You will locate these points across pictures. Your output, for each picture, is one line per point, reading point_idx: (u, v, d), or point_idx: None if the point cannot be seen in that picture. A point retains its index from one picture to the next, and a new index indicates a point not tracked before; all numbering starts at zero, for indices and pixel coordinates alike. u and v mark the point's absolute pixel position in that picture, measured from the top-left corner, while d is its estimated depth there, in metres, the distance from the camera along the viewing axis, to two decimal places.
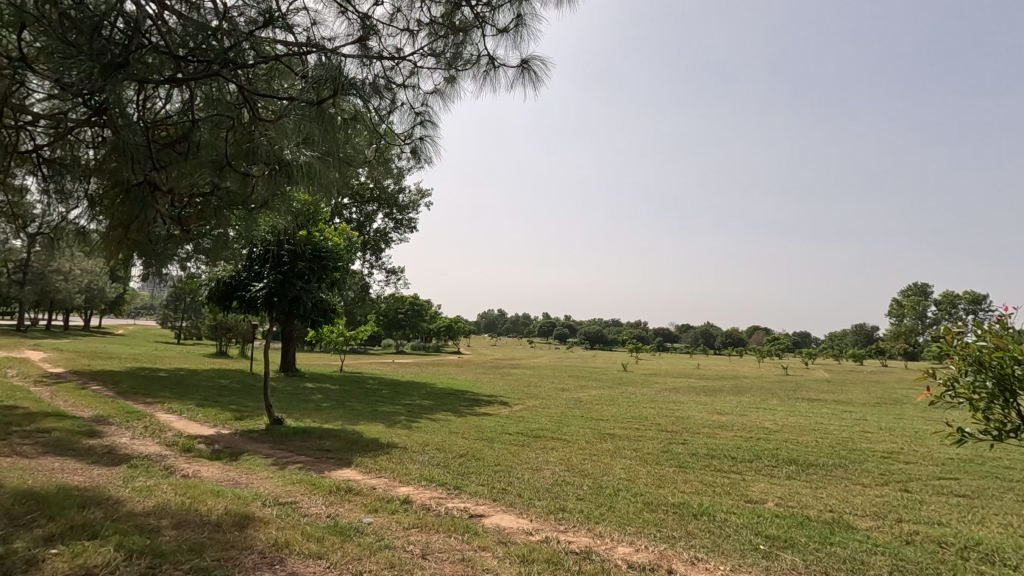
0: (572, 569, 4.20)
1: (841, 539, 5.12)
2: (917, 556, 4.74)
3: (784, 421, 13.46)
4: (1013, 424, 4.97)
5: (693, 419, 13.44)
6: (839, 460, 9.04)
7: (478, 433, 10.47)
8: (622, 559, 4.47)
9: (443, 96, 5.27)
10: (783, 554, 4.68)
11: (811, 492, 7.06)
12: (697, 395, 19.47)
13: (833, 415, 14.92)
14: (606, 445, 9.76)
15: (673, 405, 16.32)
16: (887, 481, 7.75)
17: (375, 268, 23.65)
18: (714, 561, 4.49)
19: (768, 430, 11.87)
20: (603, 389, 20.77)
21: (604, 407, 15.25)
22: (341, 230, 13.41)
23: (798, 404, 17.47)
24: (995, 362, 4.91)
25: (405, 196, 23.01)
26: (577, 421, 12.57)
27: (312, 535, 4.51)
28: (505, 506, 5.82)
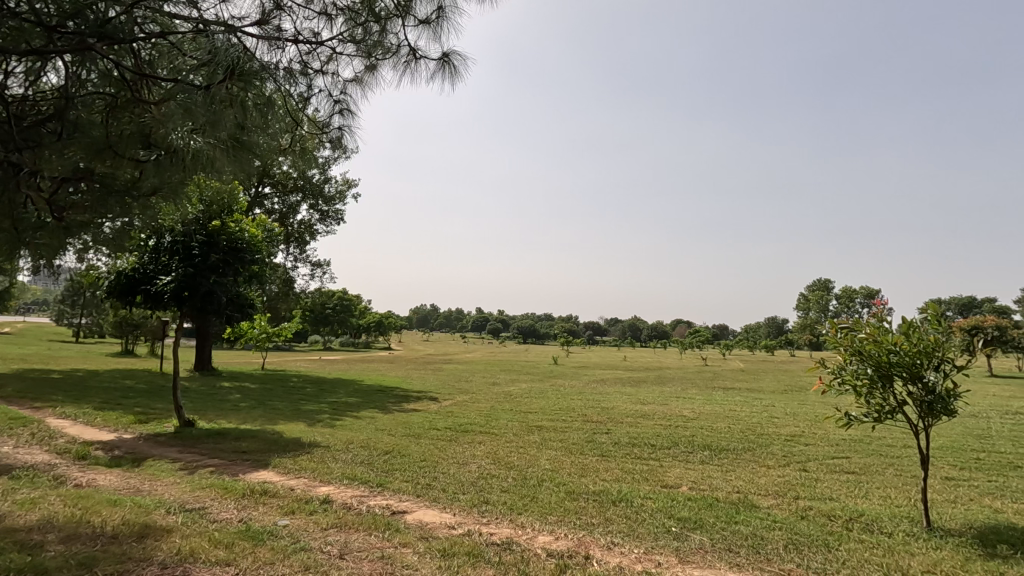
0: (492, 560, 4.25)
1: (745, 517, 5.49)
2: (809, 529, 5.16)
3: (700, 409, 14.20)
4: (889, 407, 5.52)
5: (617, 409, 13.92)
6: (748, 445, 9.66)
7: (406, 429, 10.35)
8: (542, 548, 4.56)
9: (363, 85, 5.14)
10: (692, 535, 4.96)
11: (721, 475, 7.52)
12: (623, 387, 20.14)
13: (745, 402, 15.93)
14: (533, 437, 9.93)
15: (600, 396, 16.77)
16: (788, 462, 8.38)
17: (300, 261, 22.71)
18: (628, 545, 4.68)
19: (685, 418, 12.51)
20: (534, 383, 21.08)
21: (534, 400, 15.46)
22: (261, 221, 12.78)
23: (714, 393, 18.56)
24: (873, 351, 5.47)
25: (331, 186, 22.23)
26: (506, 414, 12.70)
27: (220, 541, 4.29)
28: (429, 501, 5.79)
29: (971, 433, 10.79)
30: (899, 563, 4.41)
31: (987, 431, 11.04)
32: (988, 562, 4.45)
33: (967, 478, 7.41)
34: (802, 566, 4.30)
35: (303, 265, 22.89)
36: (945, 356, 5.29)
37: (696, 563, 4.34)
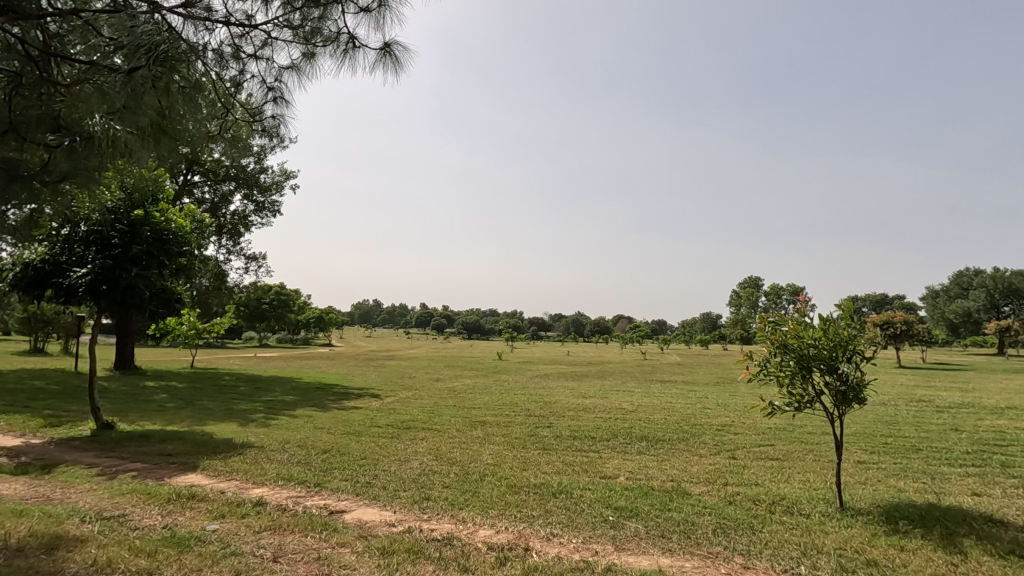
0: (432, 556, 4.24)
1: (678, 504, 5.74)
2: (736, 513, 5.46)
3: (639, 402, 14.69)
4: (808, 396, 5.90)
5: (560, 403, 14.17)
6: (683, 435, 10.07)
7: (345, 427, 10.12)
8: (482, 542, 4.59)
9: (300, 72, 4.96)
10: (627, 523, 5.14)
11: (657, 464, 7.83)
12: (565, 381, 20.50)
13: (680, 395, 16.58)
14: (475, 433, 9.94)
15: (543, 391, 16.99)
16: (719, 451, 8.80)
17: (233, 253, 21.67)
18: (567, 535, 4.79)
19: (624, 411, 12.91)
20: (478, 379, 21.15)
21: (477, 396, 15.47)
22: (190, 213, 12.15)
23: (652, 386, 19.24)
24: (795, 344, 5.85)
25: (267, 176, 21.32)
26: (449, 410, 12.65)
27: (142, 549, 4.06)
28: (368, 499, 5.71)
29: (879, 420, 11.71)
30: (815, 542, 4.74)
31: (893, 418, 12.03)
32: (892, 537, 4.86)
33: (875, 462, 8.05)
34: (729, 549, 4.54)
35: (237, 258, 21.86)
36: (857, 349, 5.72)
37: (631, 550, 4.50)
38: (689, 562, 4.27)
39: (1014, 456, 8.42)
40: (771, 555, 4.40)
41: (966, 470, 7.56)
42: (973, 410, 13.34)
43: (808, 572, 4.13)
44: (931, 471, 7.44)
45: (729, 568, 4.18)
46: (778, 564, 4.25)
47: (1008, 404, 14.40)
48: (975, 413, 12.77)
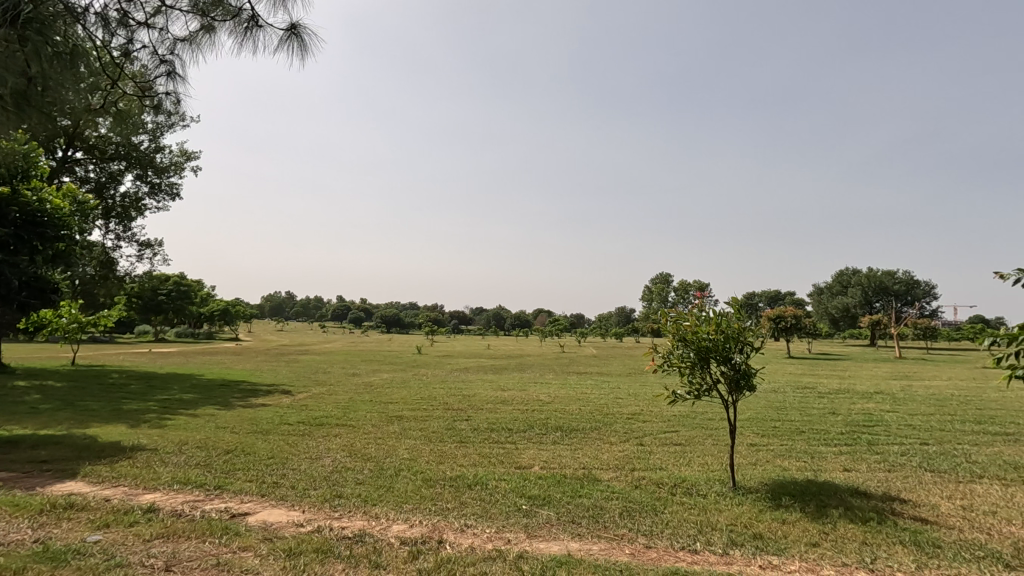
0: (343, 554, 4.14)
1: (588, 490, 5.98)
2: (641, 497, 5.78)
3: (555, 393, 15.10)
4: (705, 385, 6.37)
5: (478, 396, 14.27)
6: (595, 424, 10.48)
7: (252, 425, 9.60)
8: (395, 537, 4.53)
9: (197, 46, 4.61)
10: (540, 511, 5.28)
11: (570, 453, 8.10)
12: (484, 374, 20.61)
13: (595, 386, 17.22)
14: (392, 428, 9.78)
15: (462, 385, 16.97)
16: (628, 438, 9.25)
17: (124, 239, 19.78)
18: (481, 526, 4.85)
19: (541, 402, 13.22)
20: (397, 373, 20.82)
21: (395, 390, 15.19)
22: (70, 192, 10.85)
23: (569, 378, 19.84)
24: (694, 337, 6.27)
25: (164, 155, 19.63)
26: (365, 406, 12.33)
27: (7, 568, 3.63)
28: (275, 500, 5.46)
29: (770, 405, 12.80)
30: (710, 519, 5.13)
31: (782, 403, 13.18)
32: (775, 511, 5.36)
33: (765, 444, 8.79)
34: (633, 530, 4.81)
35: (127, 245, 19.97)
36: (748, 340, 6.25)
37: (542, 537, 4.64)
38: (597, 545, 4.47)
39: (878, 434, 9.53)
40: (671, 534, 4.71)
41: (839, 449, 8.45)
42: (848, 395, 14.90)
43: (702, 547, 4.46)
44: (811, 451, 8.25)
45: (633, 549, 4.42)
46: (677, 542, 4.56)
47: (876, 389, 16.24)
48: (849, 398, 14.27)
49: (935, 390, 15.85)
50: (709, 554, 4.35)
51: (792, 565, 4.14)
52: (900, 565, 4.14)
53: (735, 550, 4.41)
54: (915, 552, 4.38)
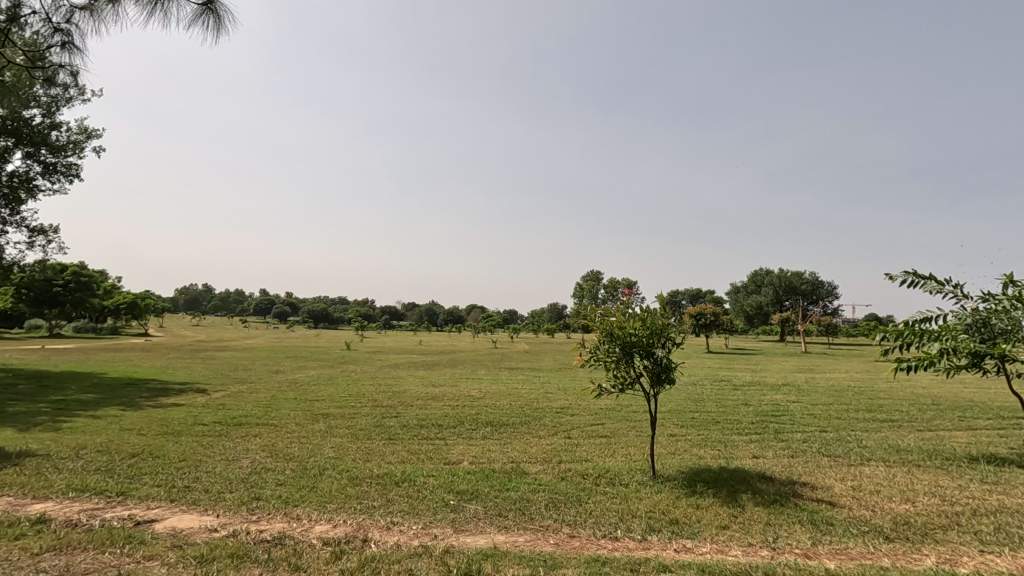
0: (260, 558, 3.97)
1: (515, 483, 6.06)
2: (566, 488, 5.94)
3: (486, 389, 15.18)
4: (629, 379, 6.64)
5: (408, 393, 14.08)
6: (525, 419, 10.64)
7: (162, 427, 8.97)
8: (317, 538, 4.40)
9: (97, 15, 4.23)
10: (467, 505, 5.31)
11: (499, 447, 8.17)
12: (415, 371, 20.34)
13: (526, 381, 17.48)
14: (317, 426, 9.47)
15: (393, 381, 16.65)
16: (556, 432, 9.45)
17: (12, 224, 17.85)
18: (408, 522, 4.81)
19: (472, 398, 13.25)
20: (324, 369, 20.17)
21: (321, 387, 14.68)
22: None
23: (500, 373, 20.02)
24: (619, 332, 6.52)
25: (60, 133, 17.88)
26: (289, 404, 11.84)
27: None
28: (186, 505, 5.14)
29: (690, 398, 13.51)
30: (631, 507, 5.36)
31: (700, 396, 13.93)
32: (690, 498, 5.67)
33: (684, 434, 9.27)
34: (558, 521, 4.93)
35: (16, 230, 18.03)
36: (669, 335, 6.59)
37: (469, 531, 4.66)
38: (522, 537, 4.55)
39: (784, 423, 10.29)
40: (594, 523, 4.88)
41: (749, 437, 9.05)
42: (759, 387, 15.97)
43: (623, 534, 4.65)
44: (725, 440, 8.79)
45: (557, 539, 4.54)
46: (599, 530, 4.73)
47: (783, 381, 17.54)
48: (761, 390, 15.29)
49: (834, 381, 17.29)
50: (629, 540, 4.54)
51: (704, 547, 4.41)
52: (798, 542, 4.50)
53: (653, 536, 4.63)
54: (811, 530, 4.79)
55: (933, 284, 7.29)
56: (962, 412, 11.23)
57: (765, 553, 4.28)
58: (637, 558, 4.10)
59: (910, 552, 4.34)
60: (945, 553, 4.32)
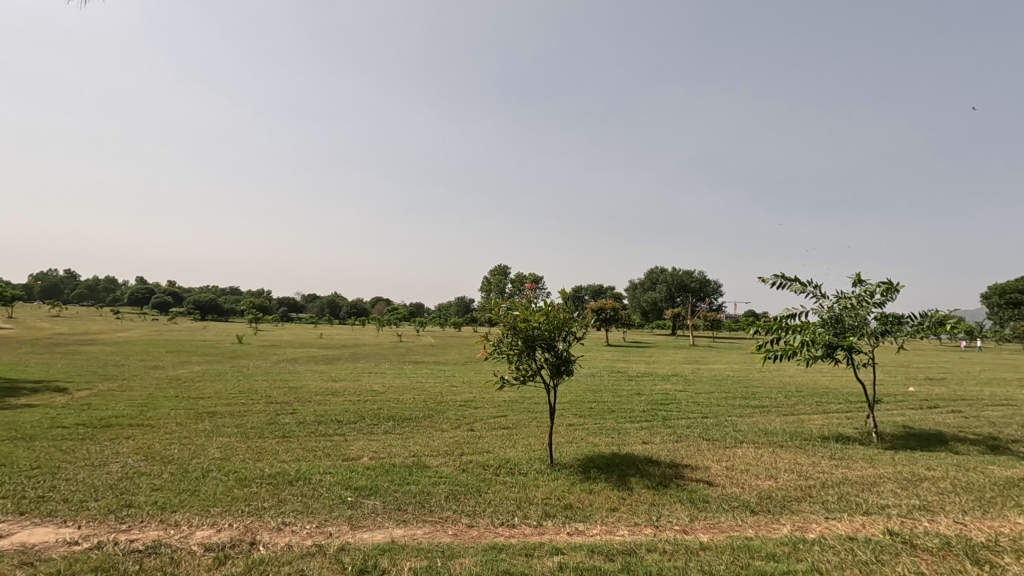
0: (129, 570, 3.64)
1: (415, 477, 6.04)
2: (467, 479, 6.01)
3: (389, 383, 14.91)
4: (530, 371, 6.86)
5: (306, 388, 13.47)
6: (428, 413, 10.58)
7: (9, 431, 7.87)
8: (198, 544, 4.11)
9: None
10: (365, 501, 5.21)
11: (401, 442, 8.07)
12: (314, 365, 19.46)
13: (430, 375, 17.38)
14: (201, 425, 8.79)
15: (288, 376, 15.79)
16: (460, 425, 9.49)
17: None
18: (301, 522, 4.63)
19: (374, 392, 12.95)
20: (211, 364, 18.73)
21: (206, 384, 13.60)
22: None
23: (404, 367, 19.72)
24: (521, 326, 6.69)
25: None
26: (168, 402, 10.86)
27: None
28: (39, 517, 4.57)
29: (588, 389, 14.14)
30: (528, 495, 5.53)
31: (598, 387, 14.58)
32: (584, 483, 5.97)
33: (581, 423, 9.70)
34: (457, 512, 4.99)
35: None
36: (570, 329, 6.88)
37: (366, 527, 4.58)
38: (421, 530, 4.55)
39: (671, 411, 11.11)
40: (492, 512, 4.99)
41: (640, 425, 9.67)
42: (651, 378, 17.05)
43: (520, 521, 4.81)
44: (618, 428, 9.31)
45: (456, 529, 4.59)
46: (497, 519, 4.85)
47: (672, 372, 18.88)
48: (652, 380, 16.36)
49: (716, 372, 18.88)
50: (525, 526, 4.70)
51: (594, 529, 4.66)
52: (678, 519, 4.90)
53: (548, 521, 4.83)
54: (690, 507, 5.23)
55: (797, 285, 8.19)
56: (819, 397, 12.76)
57: (649, 531, 4.62)
58: (532, 544, 4.25)
59: (771, 522, 4.89)
60: (797, 522, 4.92)
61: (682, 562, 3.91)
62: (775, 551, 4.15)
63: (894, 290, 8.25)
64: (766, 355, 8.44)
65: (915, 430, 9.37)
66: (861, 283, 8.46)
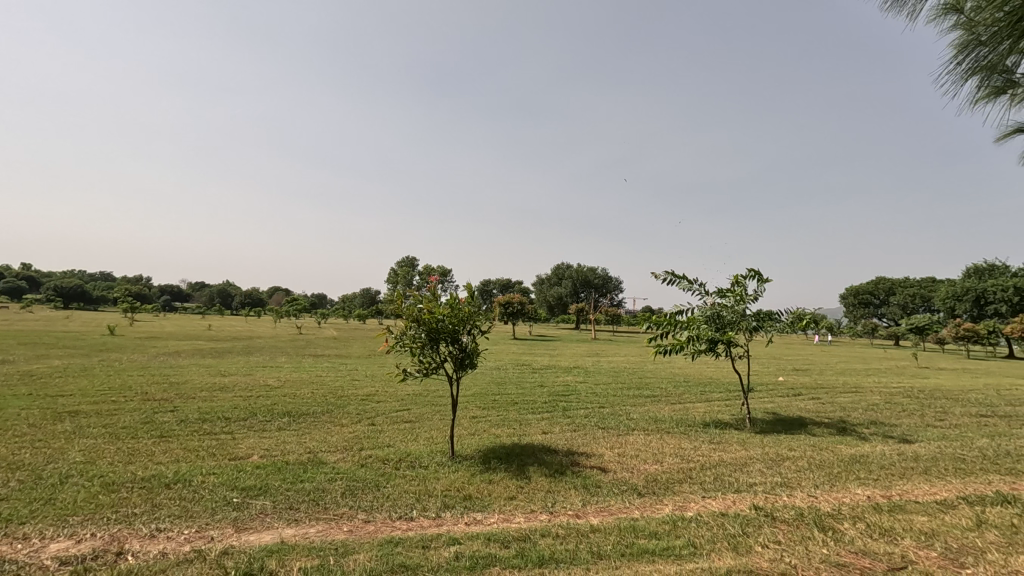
0: None
1: (310, 474, 5.81)
2: (366, 474, 5.88)
3: (286, 377, 14.16)
4: (433, 363, 6.84)
5: (189, 383, 12.43)
6: (326, 407, 10.18)
7: None
8: (52, 558, 3.68)
9: None
10: (253, 501, 4.93)
11: (296, 438, 7.71)
12: (200, 359, 17.99)
13: (331, 368, 16.72)
14: (60, 426, 7.83)
15: (169, 371, 14.48)
16: (360, 419, 9.23)
17: None
18: (178, 527, 4.29)
19: (269, 387, 12.24)
20: (75, 358, 16.72)
21: (68, 381, 12.11)
22: None
23: (303, 360, 18.83)
24: (426, 319, 6.63)
25: None
26: (18, 401, 9.54)
27: None
28: None
29: (493, 381, 14.33)
30: (428, 488, 5.52)
31: (503, 380, 14.79)
32: (484, 474, 6.06)
33: (484, 416, 9.80)
34: (354, 507, 4.88)
35: None
36: (475, 322, 6.94)
37: (254, 528, 4.34)
38: (313, 528, 4.40)
39: (571, 402, 11.55)
40: (390, 506, 4.93)
41: (541, 416, 9.96)
42: (554, 370, 17.61)
43: (418, 514, 4.79)
44: (520, 419, 9.53)
45: (351, 526, 4.48)
46: (395, 513, 4.79)
47: (573, 364, 19.64)
48: (554, 372, 16.92)
49: (615, 364, 19.84)
50: (424, 519, 4.69)
51: (491, 518, 4.75)
52: (571, 505, 5.13)
53: (447, 512, 4.86)
54: (583, 493, 5.50)
55: (684, 283, 8.83)
56: (703, 387, 13.85)
57: (544, 517, 4.79)
58: (429, 535, 4.26)
59: (655, 503, 5.26)
60: (678, 501, 5.33)
61: (573, 545, 4.10)
62: (657, 529, 4.47)
63: (765, 285, 9.10)
64: (656, 350, 9.00)
65: (781, 415, 10.47)
66: (740, 282, 9.27)
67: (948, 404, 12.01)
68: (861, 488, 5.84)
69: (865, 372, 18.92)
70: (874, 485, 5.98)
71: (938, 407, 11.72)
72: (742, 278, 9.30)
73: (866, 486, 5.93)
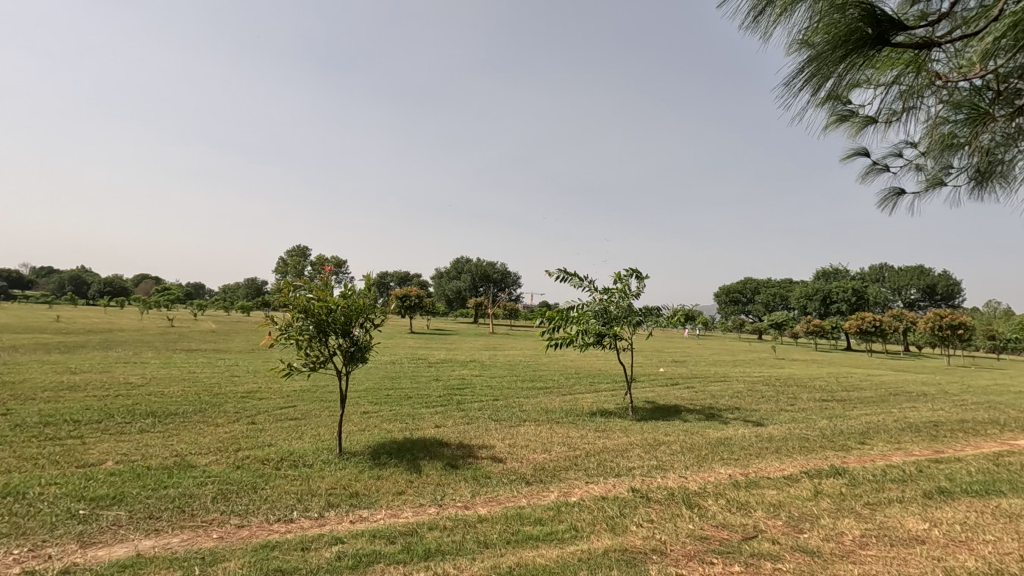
0: None
1: (176, 479, 5.31)
2: (242, 476, 5.49)
3: (152, 374, 12.82)
4: (321, 357, 6.52)
5: (28, 382, 10.81)
6: (200, 406, 9.36)
7: None
8: None
9: None
10: (104, 512, 4.41)
11: (160, 441, 7.00)
12: (44, 355, 15.71)
13: (208, 364, 15.41)
14: None
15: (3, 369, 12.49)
16: (238, 418, 8.58)
17: None
18: (5, 548, 3.72)
19: (129, 386, 10.98)
20: None
21: None
22: None
23: (173, 356, 17.14)
24: (316, 310, 6.29)
25: None
26: None
27: None
28: None
29: (386, 375, 14.00)
30: (311, 487, 5.27)
31: (397, 374, 14.50)
32: (373, 470, 5.90)
33: (376, 411, 9.55)
34: (225, 512, 4.54)
35: None
36: (368, 316, 6.73)
37: (104, 542, 3.89)
38: (177, 537, 4.03)
39: (465, 395, 11.62)
40: (268, 509, 4.64)
41: (435, 410, 9.90)
42: (449, 364, 17.60)
43: (299, 515, 4.55)
44: (412, 413, 9.40)
45: (222, 532, 4.16)
46: (273, 515, 4.52)
47: (469, 358, 19.78)
48: (450, 366, 16.93)
49: (509, 358, 20.22)
50: (305, 520, 4.47)
51: (378, 515, 4.65)
52: (461, 496, 5.15)
53: (330, 511, 4.67)
54: (473, 484, 5.55)
55: (575, 280, 9.19)
56: (592, 379, 14.56)
57: (433, 510, 4.77)
58: (311, 536, 4.08)
59: (542, 491, 5.43)
60: (563, 488, 5.56)
61: (461, 536, 4.13)
62: (542, 515, 4.63)
63: (645, 282, 9.78)
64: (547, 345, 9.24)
65: (660, 403, 11.31)
66: (623, 279, 9.85)
67: (796, 391, 13.67)
68: (723, 467, 6.47)
69: (731, 363, 21.05)
70: (734, 464, 6.65)
71: (789, 393, 13.31)
72: (624, 275, 9.87)
73: (728, 466, 6.58)
